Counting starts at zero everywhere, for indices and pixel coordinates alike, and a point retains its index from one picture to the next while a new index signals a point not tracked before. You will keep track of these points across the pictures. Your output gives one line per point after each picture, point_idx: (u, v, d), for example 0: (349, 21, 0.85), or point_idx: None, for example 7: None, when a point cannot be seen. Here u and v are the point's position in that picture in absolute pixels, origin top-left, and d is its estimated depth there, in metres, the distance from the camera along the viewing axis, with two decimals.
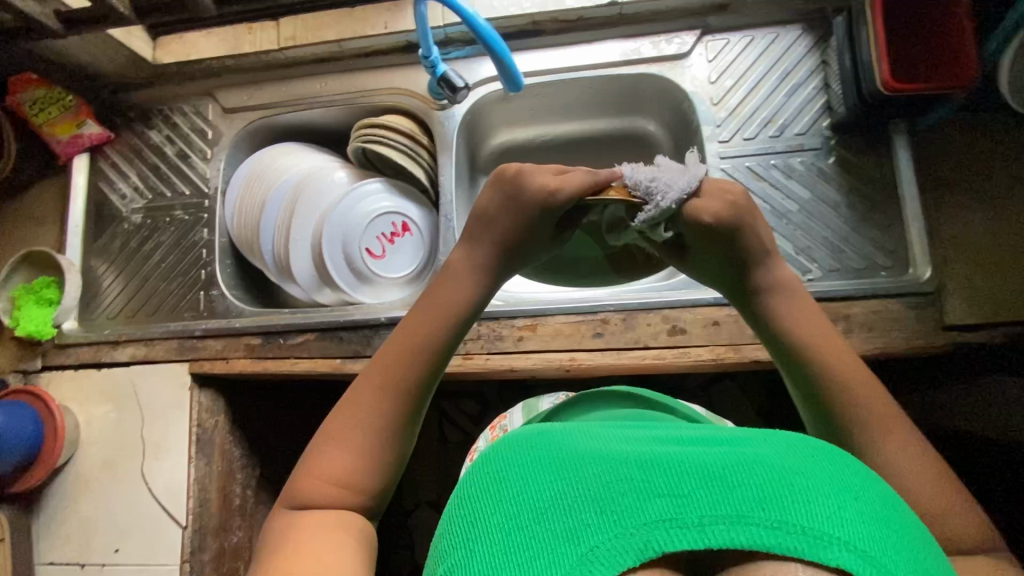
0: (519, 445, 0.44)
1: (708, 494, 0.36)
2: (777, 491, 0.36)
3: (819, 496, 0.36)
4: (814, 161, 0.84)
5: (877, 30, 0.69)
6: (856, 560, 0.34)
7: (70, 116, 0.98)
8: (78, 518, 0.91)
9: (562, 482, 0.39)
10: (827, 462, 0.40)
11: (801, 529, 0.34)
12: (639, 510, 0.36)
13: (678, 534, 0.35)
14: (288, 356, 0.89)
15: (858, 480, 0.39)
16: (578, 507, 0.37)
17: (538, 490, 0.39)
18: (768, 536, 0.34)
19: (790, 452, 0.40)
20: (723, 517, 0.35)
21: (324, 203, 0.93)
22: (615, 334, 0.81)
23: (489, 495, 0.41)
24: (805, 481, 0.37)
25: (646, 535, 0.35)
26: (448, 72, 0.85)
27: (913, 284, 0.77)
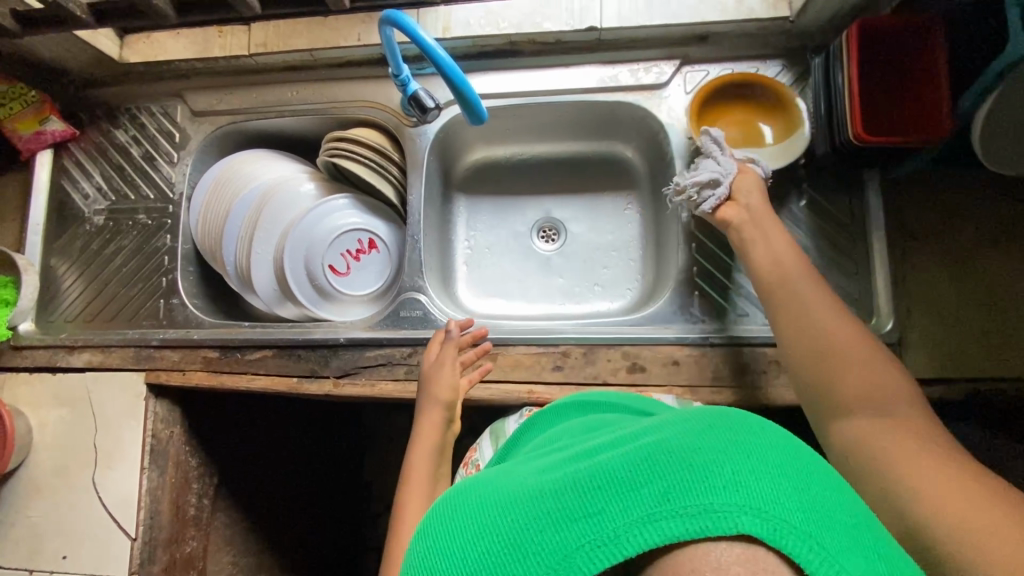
0: (451, 508, 0.43)
1: (614, 502, 0.33)
2: (676, 477, 0.32)
3: (718, 465, 0.32)
4: (785, 202, 0.82)
5: (852, 78, 0.68)
6: (764, 521, 0.30)
7: (32, 112, 0.94)
8: (27, 524, 0.90)
9: (485, 538, 0.37)
10: (724, 422, 0.36)
11: (704, 508, 0.31)
12: (554, 544, 0.33)
13: (596, 554, 0.32)
14: (245, 371, 0.88)
15: (756, 430, 0.35)
16: (501, 561, 0.34)
17: (465, 552, 0.37)
18: (674, 527, 0.31)
19: (687, 425, 0.36)
20: (629, 523, 0.32)
21: (287, 216, 0.91)
22: (575, 368, 0.81)
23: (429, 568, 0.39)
24: (700, 454, 0.33)
25: (565, 567, 0.32)
26: (418, 92, 0.82)
27: (874, 336, 0.76)
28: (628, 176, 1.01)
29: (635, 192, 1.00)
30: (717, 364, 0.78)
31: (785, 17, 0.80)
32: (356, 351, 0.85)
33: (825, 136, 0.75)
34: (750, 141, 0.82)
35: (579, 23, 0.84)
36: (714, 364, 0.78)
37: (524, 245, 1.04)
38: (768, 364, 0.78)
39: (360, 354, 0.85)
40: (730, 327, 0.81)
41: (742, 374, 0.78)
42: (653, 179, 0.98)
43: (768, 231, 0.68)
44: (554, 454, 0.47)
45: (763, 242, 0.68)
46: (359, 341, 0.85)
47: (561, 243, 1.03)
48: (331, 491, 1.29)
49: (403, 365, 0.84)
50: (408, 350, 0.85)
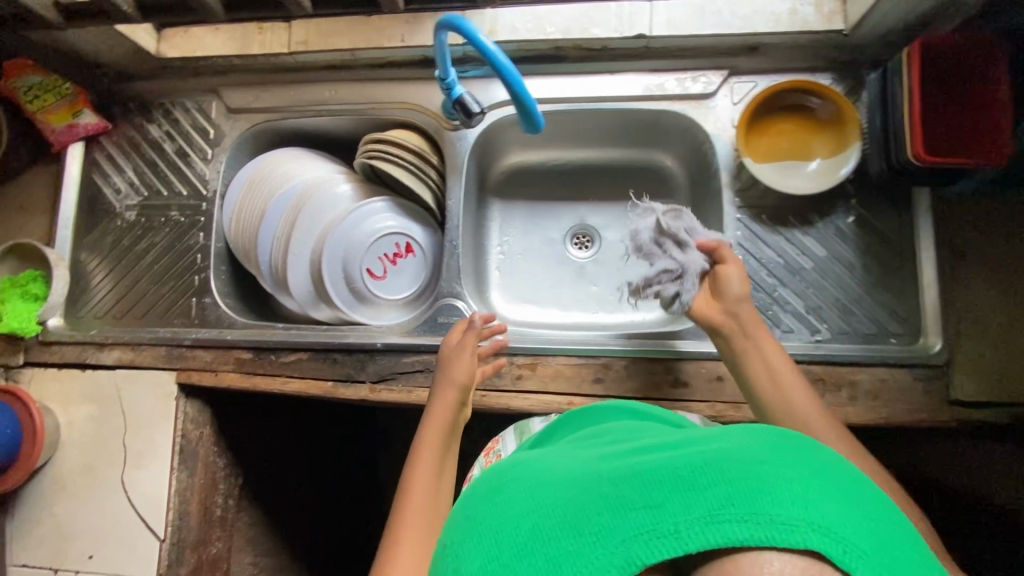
0: (500, 493, 0.44)
1: (678, 496, 0.34)
2: (746, 483, 0.33)
3: (787, 481, 0.34)
4: (833, 218, 0.81)
5: (912, 96, 0.67)
6: (830, 542, 0.31)
7: (65, 104, 0.93)
8: (52, 523, 0.89)
9: (540, 518, 0.38)
10: (790, 448, 0.37)
11: (774, 518, 0.32)
12: (612, 529, 0.34)
13: (655, 546, 0.33)
14: (279, 374, 0.87)
15: (821, 461, 0.37)
16: (555, 540, 0.35)
17: (517, 531, 0.38)
18: (740, 530, 0.31)
19: (754, 443, 0.38)
20: (694, 519, 0.33)
21: (325, 218, 0.90)
22: (616, 380, 0.80)
23: (477, 544, 0.40)
24: (770, 470, 0.35)
25: (623, 553, 0.33)
26: (464, 95, 0.80)
27: (921, 356, 0.76)
28: (665, 186, 1.00)
29: (672, 203, 0.99)
30: None
31: (839, 31, 0.79)
32: (393, 356, 0.85)
33: (879, 154, 0.74)
34: (799, 154, 0.81)
35: (628, 30, 0.83)
36: None
37: (557, 252, 1.02)
38: (813, 382, 0.77)
39: (397, 360, 0.84)
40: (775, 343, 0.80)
41: None
42: (692, 190, 0.97)
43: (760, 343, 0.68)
44: (600, 452, 0.48)
45: (755, 352, 0.68)
46: (396, 347, 0.84)
47: (595, 251, 1.02)
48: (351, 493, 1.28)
49: None
50: None
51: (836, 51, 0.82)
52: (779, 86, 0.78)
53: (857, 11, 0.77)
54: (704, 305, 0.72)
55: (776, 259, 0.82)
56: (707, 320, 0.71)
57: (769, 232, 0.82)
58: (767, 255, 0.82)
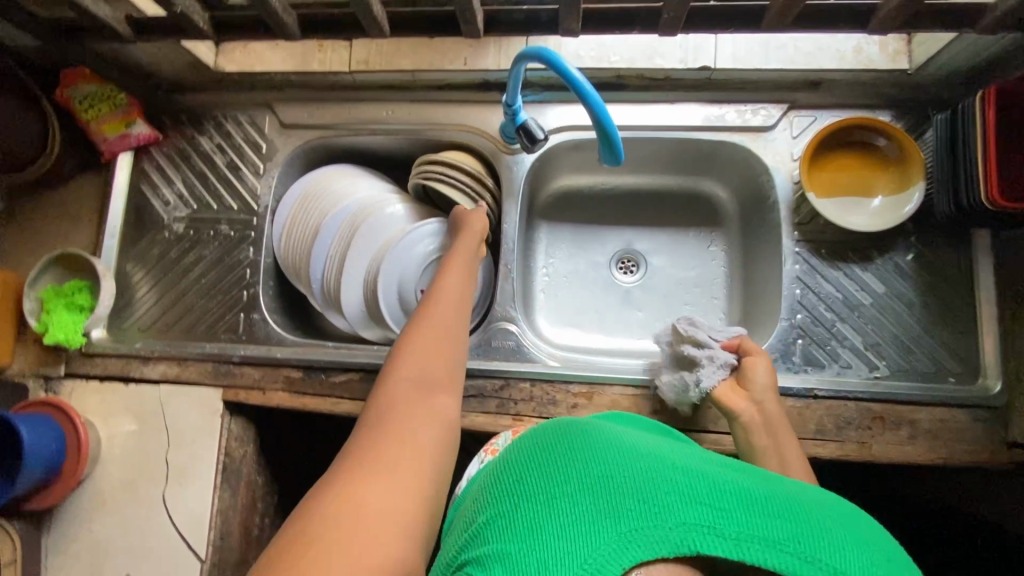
0: (576, 434, 0.52)
1: (750, 516, 0.43)
2: (813, 532, 0.42)
3: (850, 546, 0.42)
4: (893, 256, 0.82)
5: (988, 140, 0.67)
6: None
7: (119, 115, 0.93)
8: (89, 539, 0.87)
9: (615, 471, 0.46)
10: (852, 518, 0.45)
11: (829, 567, 0.41)
12: (682, 513, 0.43)
13: (714, 540, 0.42)
14: (329, 394, 0.86)
15: (877, 537, 0.45)
16: (625, 494, 0.44)
17: (599, 475, 0.46)
18: (795, 564, 0.41)
19: (831, 509, 0.46)
20: (758, 539, 0.42)
21: (380, 237, 0.89)
22: (674, 412, 0.79)
23: (545, 469, 0.48)
24: (836, 530, 0.43)
25: (687, 537, 0.42)
26: (528, 122, 0.80)
27: (981, 397, 0.76)
28: (715, 215, 0.99)
29: (721, 232, 0.99)
30: (821, 418, 0.77)
31: (903, 70, 0.80)
32: None
33: (946, 194, 0.74)
34: (860, 192, 0.82)
35: (692, 62, 0.83)
36: (819, 418, 0.77)
37: (604, 277, 1.01)
38: (873, 420, 0.77)
39: None
40: (834, 378, 0.79)
41: (845, 429, 0.77)
42: (743, 220, 0.96)
43: (781, 445, 0.68)
44: (669, 441, 0.56)
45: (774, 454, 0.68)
46: None
47: (642, 276, 1.00)
48: None
49: (495, 399, 0.82)
50: (500, 382, 0.83)
51: (898, 90, 0.83)
52: (843, 122, 0.79)
53: (923, 53, 0.78)
54: (727, 391, 0.74)
55: (835, 294, 0.82)
56: (729, 407, 0.73)
57: (828, 266, 0.82)
58: (825, 290, 0.82)
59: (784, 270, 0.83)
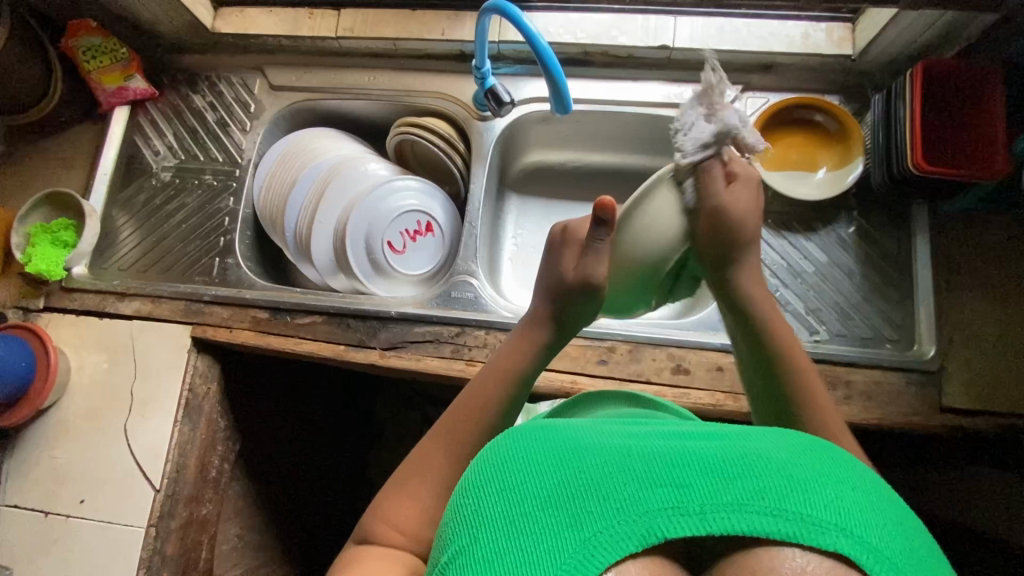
0: (520, 431, 0.42)
1: (709, 482, 0.35)
2: (777, 481, 0.35)
3: (819, 485, 0.35)
4: (835, 228, 0.86)
5: (913, 108, 0.72)
6: (854, 546, 0.33)
7: (119, 68, 0.99)
8: (51, 465, 0.89)
9: (567, 469, 0.37)
10: (825, 455, 0.38)
11: (799, 516, 0.34)
12: (649, 500, 0.35)
13: (690, 525, 0.34)
14: (292, 334, 0.89)
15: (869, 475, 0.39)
16: (582, 494, 0.36)
17: (532, 479, 0.37)
18: (765, 523, 0.34)
19: (819, 452, 0.39)
20: (736, 509, 0.34)
21: (352, 191, 0.94)
22: (620, 363, 0.82)
23: (491, 483, 0.39)
24: (803, 473, 0.36)
25: (647, 523, 0.34)
26: (496, 86, 0.86)
27: (914, 361, 0.78)
28: None
29: None
30: None
31: (848, 56, 0.86)
32: (405, 325, 0.87)
33: (882, 166, 0.79)
34: (803, 166, 0.87)
35: (652, 41, 0.90)
36: None
37: None
38: None
39: (409, 329, 0.87)
40: None
41: None
42: None
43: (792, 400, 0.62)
44: (617, 420, 0.47)
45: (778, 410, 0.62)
46: (409, 316, 0.87)
47: None
48: (342, 478, 1.26)
49: (450, 344, 0.86)
50: (457, 329, 0.86)
51: (844, 75, 0.88)
52: (787, 102, 0.85)
53: (864, 39, 0.83)
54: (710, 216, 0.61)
55: (780, 261, 0.86)
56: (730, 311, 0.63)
57: (774, 235, 0.87)
58: (771, 257, 0.86)
59: None
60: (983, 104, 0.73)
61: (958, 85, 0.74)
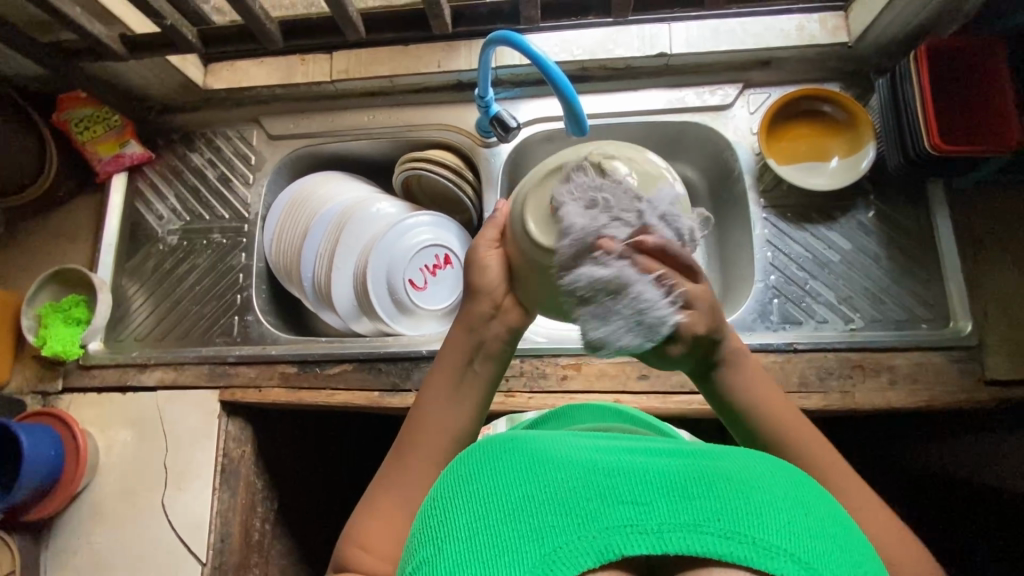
0: (490, 446, 0.43)
1: (667, 501, 0.35)
2: (732, 504, 0.35)
3: (775, 511, 0.36)
4: (855, 215, 0.86)
5: (924, 90, 0.73)
6: (800, 573, 0.33)
7: (113, 136, 0.97)
8: (90, 550, 0.86)
9: (533, 483, 0.38)
10: (785, 484, 0.38)
11: (750, 539, 0.34)
12: (604, 516, 0.35)
13: (638, 539, 0.34)
14: (324, 387, 0.87)
15: (820, 501, 0.39)
16: (544, 509, 0.36)
17: (499, 492, 0.38)
18: (714, 545, 0.34)
19: (769, 477, 0.39)
20: (682, 526, 0.34)
21: (366, 233, 0.93)
22: (661, 376, 0.81)
23: (458, 498, 0.39)
24: (760, 498, 0.36)
25: (605, 539, 0.34)
26: (500, 112, 0.86)
27: (954, 338, 0.78)
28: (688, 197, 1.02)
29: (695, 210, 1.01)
30: (803, 370, 0.79)
31: (844, 43, 0.86)
32: None
33: (895, 149, 0.79)
34: (816, 156, 0.88)
35: (649, 50, 0.90)
36: (801, 370, 0.79)
37: None
38: (853, 368, 0.79)
39: None
40: (812, 333, 0.82)
41: (826, 379, 0.79)
42: (714, 200, 0.99)
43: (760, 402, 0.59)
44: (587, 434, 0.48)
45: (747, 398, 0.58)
46: None
47: None
48: None
49: None
50: None
51: (842, 63, 0.89)
52: (792, 95, 0.85)
53: (860, 25, 0.84)
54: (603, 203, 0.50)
55: (804, 253, 0.85)
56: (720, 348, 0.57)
57: (795, 227, 0.86)
58: (795, 250, 0.86)
59: (754, 234, 0.87)
60: (992, 78, 0.74)
61: (967, 75, 0.74)
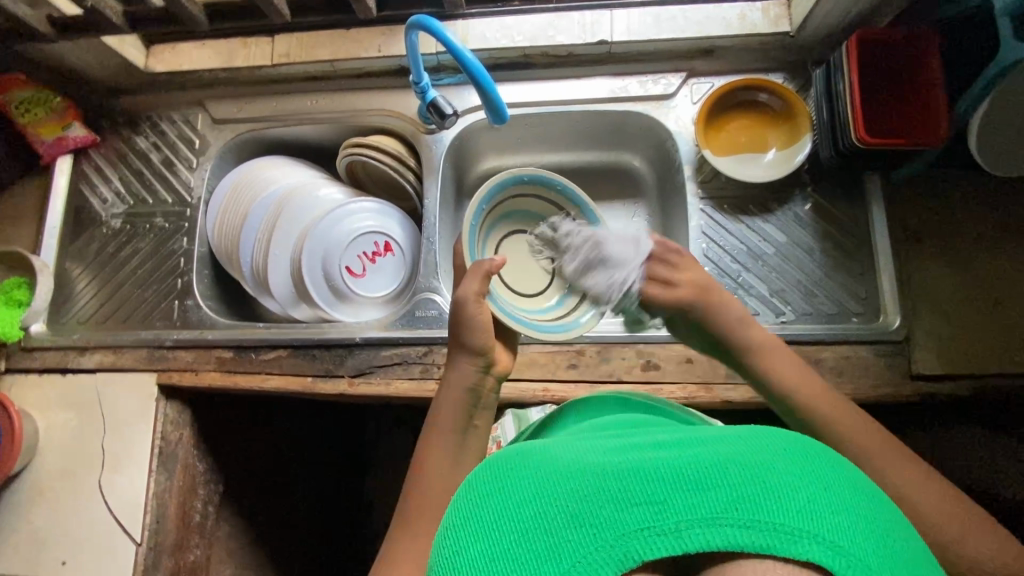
0: (500, 462, 0.43)
1: (680, 497, 0.35)
2: (747, 490, 0.34)
3: (792, 491, 0.34)
4: (791, 207, 0.85)
5: (852, 82, 0.72)
6: (829, 553, 0.32)
7: (56, 118, 0.97)
8: (29, 529, 0.88)
9: (542, 500, 0.37)
10: (803, 459, 0.37)
11: (769, 525, 0.33)
12: (617, 521, 0.34)
13: (656, 541, 0.34)
14: (258, 371, 0.88)
15: (838, 470, 0.37)
16: (557, 525, 0.35)
17: (510, 513, 0.38)
18: (736, 537, 0.33)
19: (774, 451, 0.38)
20: (697, 522, 0.34)
21: (306, 219, 0.93)
22: (590, 366, 0.82)
23: (470, 519, 0.39)
24: (774, 479, 0.35)
25: (623, 546, 0.34)
26: (437, 99, 0.85)
27: (881, 332, 0.78)
28: (635, 186, 1.02)
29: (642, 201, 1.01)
30: None
31: (786, 33, 0.85)
32: (371, 350, 0.86)
33: (828, 142, 0.78)
34: (753, 148, 0.87)
35: (590, 37, 0.88)
36: None
37: None
38: None
39: (375, 354, 0.86)
40: None
41: None
42: (660, 190, 0.99)
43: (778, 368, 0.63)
44: (596, 437, 0.48)
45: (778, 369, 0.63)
46: (374, 341, 0.86)
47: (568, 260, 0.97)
48: (336, 507, 1.26)
49: (419, 364, 0.85)
50: (424, 349, 0.85)
51: (785, 52, 0.88)
52: (730, 85, 0.84)
53: (800, 14, 0.82)
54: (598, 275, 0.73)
55: (739, 245, 0.85)
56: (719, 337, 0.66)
57: (731, 220, 0.86)
58: (730, 242, 0.85)
59: (690, 226, 0.87)
60: (924, 70, 0.73)
61: (902, 66, 0.74)
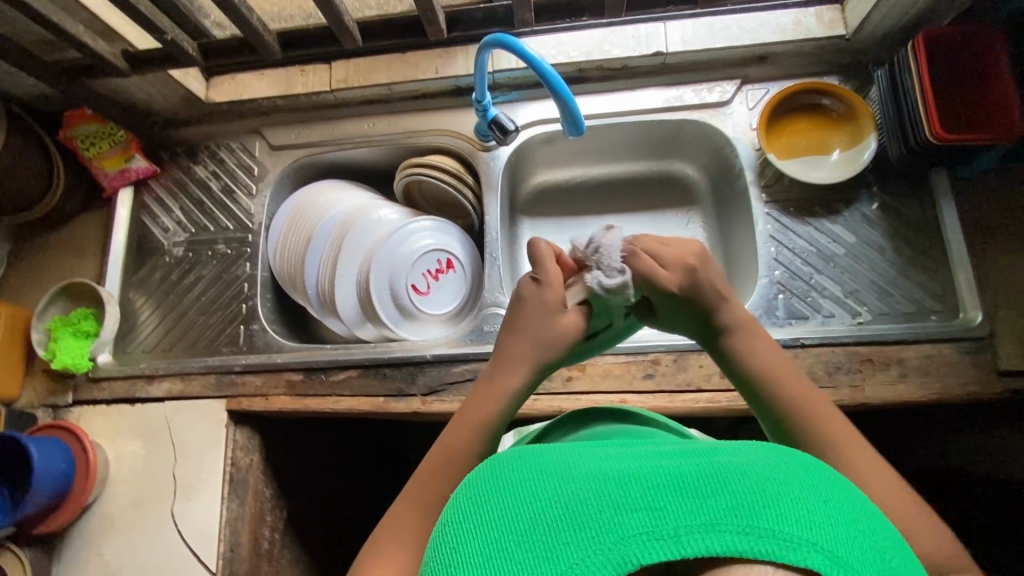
0: (496, 466, 0.39)
1: (679, 502, 0.31)
2: (750, 495, 0.31)
3: (791, 501, 0.31)
4: (858, 207, 0.85)
5: (923, 78, 0.72)
6: (830, 564, 0.28)
7: (119, 151, 0.99)
8: (101, 562, 0.86)
9: (542, 500, 0.33)
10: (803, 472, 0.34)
11: (773, 532, 0.29)
12: (615, 524, 0.30)
13: (655, 545, 0.29)
14: (330, 393, 0.87)
15: (838, 487, 0.34)
16: (556, 526, 0.31)
17: (508, 516, 0.33)
18: (739, 542, 0.29)
19: (772, 462, 0.34)
20: (696, 525, 0.29)
21: (369, 241, 0.94)
22: (667, 375, 0.81)
23: (466, 523, 0.35)
24: (775, 487, 0.32)
25: (621, 550, 0.29)
26: (499, 116, 0.86)
27: (964, 330, 0.77)
28: (688, 194, 1.02)
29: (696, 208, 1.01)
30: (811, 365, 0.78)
31: (841, 36, 0.86)
32: (442, 368, 0.85)
33: (897, 139, 0.78)
34: (817, 149, 0.87)
35: (645, 49, 0.90)
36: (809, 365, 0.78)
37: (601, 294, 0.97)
38: (862, 362, 0.77)
39: (446, 371, 0.85)
40: (818, 328, 0.80)
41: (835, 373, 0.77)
42: (714, 197, 0.99)
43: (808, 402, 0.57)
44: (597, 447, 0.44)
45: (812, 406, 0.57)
46: (445, 357, 0.85)
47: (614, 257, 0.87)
48: None
49: None
50: None
51: (839, 55, 0.89)
52: (790, 88, 0.85)
53: (856, 17, 0.83)
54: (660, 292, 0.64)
55: (809, 247, 0.85)
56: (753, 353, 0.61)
57: (798, 222, 0.86)
58: (799, 244, 0.85)
59: (757, 231, 0.87)
60: (992, 67, 0.73)
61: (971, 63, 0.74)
